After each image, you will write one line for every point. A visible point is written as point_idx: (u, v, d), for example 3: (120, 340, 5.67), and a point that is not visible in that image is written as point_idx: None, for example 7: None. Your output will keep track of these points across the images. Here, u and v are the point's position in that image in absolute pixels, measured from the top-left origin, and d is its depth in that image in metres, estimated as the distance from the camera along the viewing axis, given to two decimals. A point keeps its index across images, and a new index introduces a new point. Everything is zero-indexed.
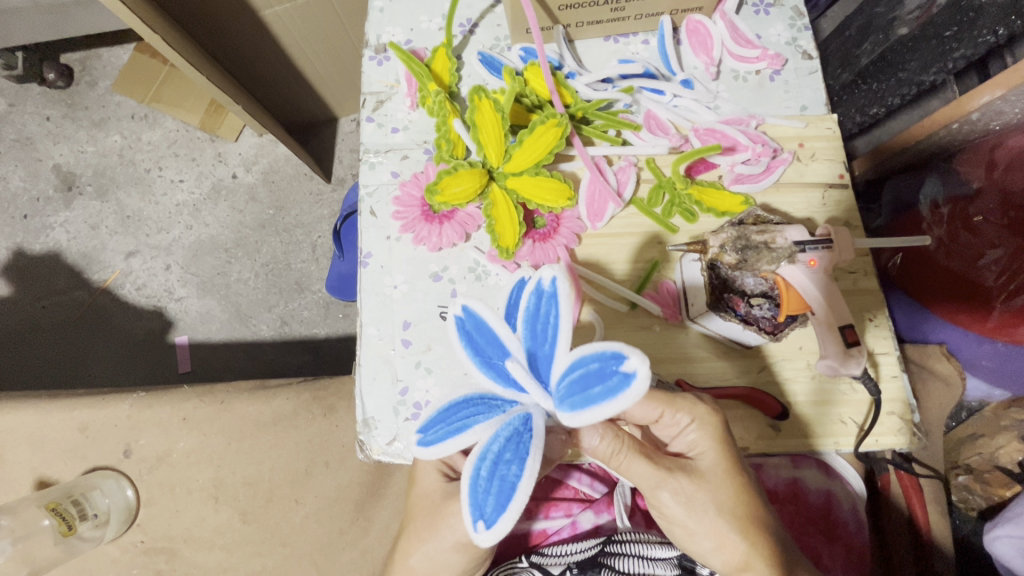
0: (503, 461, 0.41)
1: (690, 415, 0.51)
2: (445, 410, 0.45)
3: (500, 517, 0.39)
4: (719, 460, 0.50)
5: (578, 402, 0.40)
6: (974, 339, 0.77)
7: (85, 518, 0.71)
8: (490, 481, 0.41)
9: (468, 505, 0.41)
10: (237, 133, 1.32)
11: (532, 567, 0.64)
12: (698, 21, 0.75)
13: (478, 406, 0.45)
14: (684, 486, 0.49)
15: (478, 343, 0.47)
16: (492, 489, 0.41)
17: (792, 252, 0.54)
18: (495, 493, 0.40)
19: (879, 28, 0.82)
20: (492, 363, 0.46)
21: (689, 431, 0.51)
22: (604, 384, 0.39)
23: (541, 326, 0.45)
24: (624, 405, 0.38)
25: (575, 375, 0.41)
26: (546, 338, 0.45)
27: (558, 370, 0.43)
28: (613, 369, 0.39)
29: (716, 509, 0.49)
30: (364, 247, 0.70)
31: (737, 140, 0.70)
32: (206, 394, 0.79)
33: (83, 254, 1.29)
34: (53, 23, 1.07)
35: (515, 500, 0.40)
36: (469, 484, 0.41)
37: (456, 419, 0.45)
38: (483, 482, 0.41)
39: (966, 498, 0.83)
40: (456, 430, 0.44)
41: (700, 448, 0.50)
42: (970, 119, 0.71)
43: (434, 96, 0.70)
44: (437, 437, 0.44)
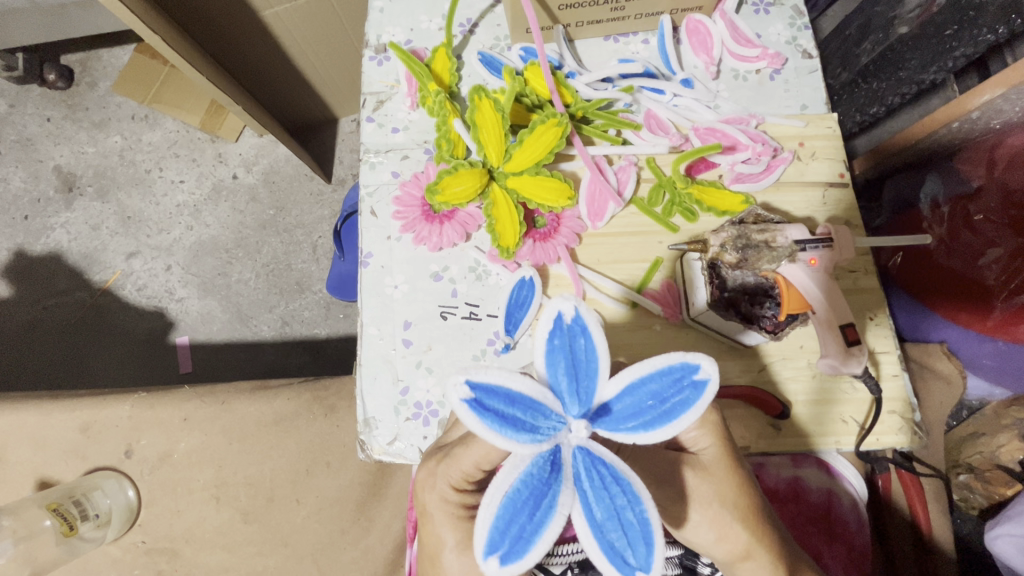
0: (620, 507, 0.35)
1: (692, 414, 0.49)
2: (512, 507, 0.34)
3: (654, 558, 0.34)
4: (722, 453, 0.50)
5: (656, 423, 0.36)
6: (975, 337, 0.77)
7: (87, 518, 0.71)
8: (623, 535, 0.35)
9: (612, 570, 0.34)
10: (237, 134, 1.32)
11: (535, 569, 0.62)
12: (698, 21, 0.75)
13: (548, 480, 0.34)
14: (687, 484, 0.48)
15: (501, 413, 0.35)
16: (628, 539, 0.35)
17: (792, 251, 0.54)
18: (632, 540, 0.35)
19: (879, 27, 0.82)
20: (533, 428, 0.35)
21: (690, 429, 0.50)
22: (676, 396, 0.36)
23: (573, 362, 0.36)
24: (706, 408, 0.36)
25: (641, 399, 0.37)
26: (580, 373, 0.37)
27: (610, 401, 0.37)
28: (682, 379, 0.36)
29: (719, 501, 0.48)
30: (364, 248, 0.70)
31: (737, 140, 0.70)
32: (206, 394, 0.79)
33: (83, 254, 1.30)
34: (53, 24, 1.07)
35: (658, 535, 0.35)
36: (599, 550, 0.34)
37: (534, 508, 0.34)
38: (615, 538, 0.35)
39: (966, 497, 0.86)
40: (548, 519, 0.34)
41: (702, 444, 0.50)
42: (970, 117, 0.72)
43: (434, 96, 0.70)
44: (528, 540, 0.34)
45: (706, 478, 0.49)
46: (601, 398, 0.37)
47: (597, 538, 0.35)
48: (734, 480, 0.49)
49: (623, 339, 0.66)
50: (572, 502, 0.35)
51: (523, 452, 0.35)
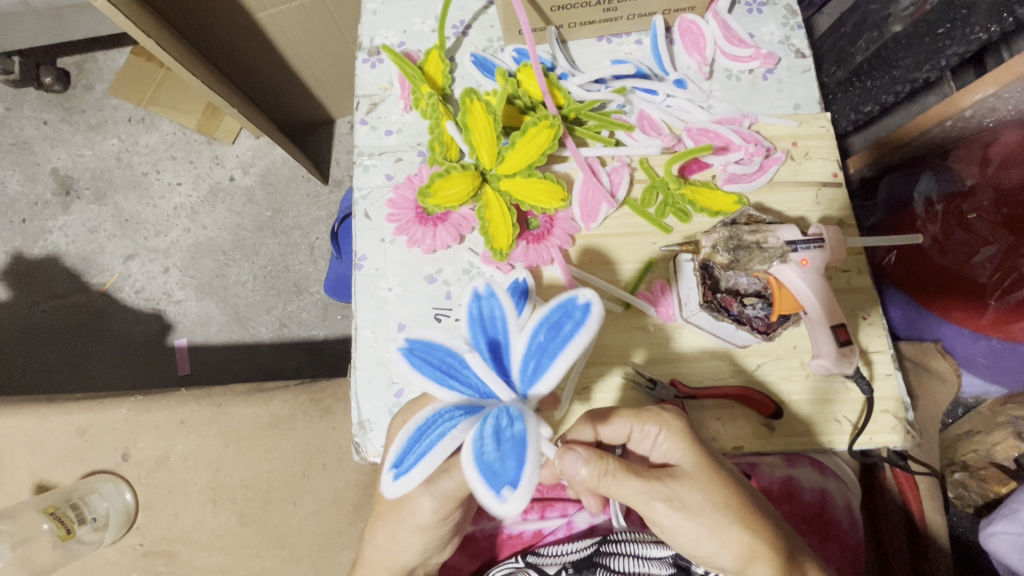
0: (503, 428, 0.41)
1: (658, 425, 0.52)
2: (420, 430, 0.42)
3: (523, 472, 0.39)
4: (700, 458, 0.50)
5: (554, 350, 0.44)
6: (969, 335, 0.77)
7: (85, 522, 0.72)
8: (498, 449, 0.40)
9: (483, 481, 0.39)
10: (234, 136, 1.32)
11: (528, 567, 0.66)
12: (691, 21, 0.75)
13: (453, 414, 0.43)
14: (675, 491, 0.48)
15: (426, 359, 0.46)
16: (501, 454, 0.40)
17: (784, 252, 0.55)
18: (509, 455, 0.40)
19: (874, 25, 0.81)
20: (453, 373, 0.46)
21: (662, 441, 0.52)
22: (569, 323, 0.44)
23: (491, 322, 0.47)
24: (595, 326, 0.43)
25: (538, 333, 0.45)
26: (497, 330, 0.47)
27: (519, 351, 0.45)
28: (567, 308, 0.45)
29: (712, 507, 0.48)
30: (358, 250, 0.71)
31: (730, 140, 0.70)
32: (203, 398, 0.80)
33: (82, 257, 1.30)
34: (48, 28, 1.08)
35: (530, 449, 0.40)
36: (477, 463, 0.40)
37: (435, 432, 0.42)
38: (492, 454, 0.40)
39: (961, 495, 0.84)
40: (439, 438, 0.41)
41: (675, 453, 0.51)
42: (963, 116, 0.72)
43: (427, 97, 0.69)
44: (418, 457, 0.41)
45: (699, 466, 0.50)
46: (513, 351, 0.46)
47: (478, 453, 0.40)
48: (720, 474, 0.50)
49: (615, 340, 0.67)
50: (465, 428, 0.41)
51: (444, 394, 0.46)
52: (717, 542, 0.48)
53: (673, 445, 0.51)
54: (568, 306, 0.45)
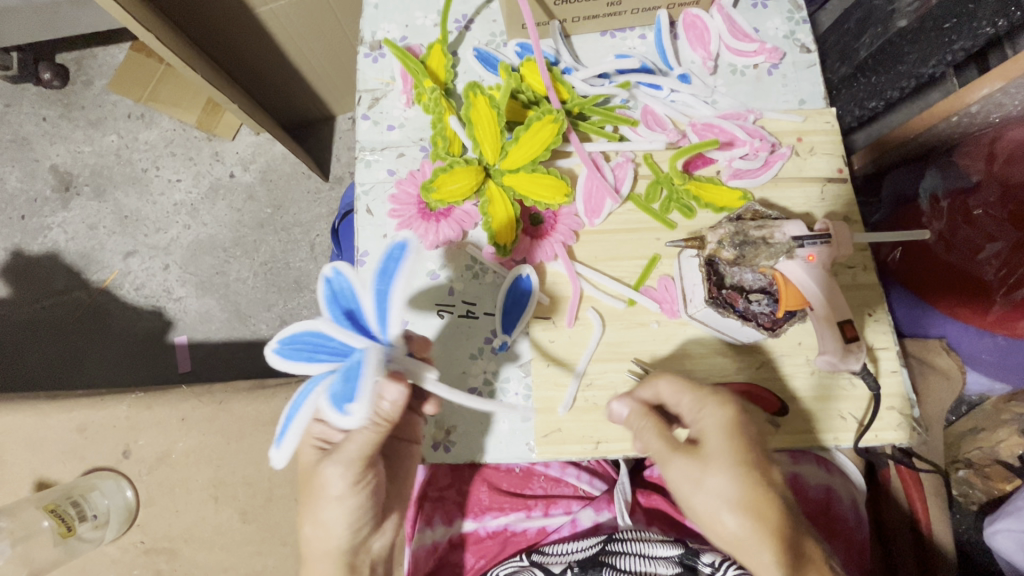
0: (349, 368, 0.43)
1: (708, 404, 0.53)
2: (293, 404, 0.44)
3: (363, 388, 0.41)
4: (723, 446, 0.50)
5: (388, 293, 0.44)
6: (974, 332, 0.76)
7: (85, 519, 0.72)
8: (346, 381, 0.42)
9: (331, 409, 0.41)
10: (234, 132, 1.32)
11: (533, 566, 0.66)
12: (695, 16, 0.75)
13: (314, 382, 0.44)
14: (683, 466, 0.51)
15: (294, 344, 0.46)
16: (349, 385, 0.42)
17: (791, 247, 0.55)
18: (353, 381, 0.42)
19: (879, 20, 0.81)
20: (318, 348, 0.45)
21: (703, 419, 0.52)
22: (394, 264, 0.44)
23: (343, 292, 0.47)
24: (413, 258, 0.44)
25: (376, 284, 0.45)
26: (348, 295, 0.46)
27: (367, 309, 0.45)
28: (391, 254, 0.45)
29: (708, 490, 0.50)
30: (359, 246, 0.70)
31: (735, 135, 0.70)
32: (204, 394, 0.79)
33: (81, 254, 1.29)
34: (46, 23, 1.07)
35: (369, 371, 0.42)
36: (330, 401, 0.42)
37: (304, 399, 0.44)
38: (342, 387, 0.42)
39: (966, 493, 0.84)
40: (301, 402, 0.43)
41: (709, 437, 0.51)
42: (969, 111, 0.72)
43: (429, 92, 0.69)
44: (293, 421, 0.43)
45: (726, 452, 0.50)
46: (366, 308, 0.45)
47: (330, 394, 0.42)
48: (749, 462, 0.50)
49: (619, 338, 0.66)
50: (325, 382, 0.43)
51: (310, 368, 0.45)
52: (726, 525, 0.50)
53: (713, 429, 0.51)
54: (392, 252, 0.45)
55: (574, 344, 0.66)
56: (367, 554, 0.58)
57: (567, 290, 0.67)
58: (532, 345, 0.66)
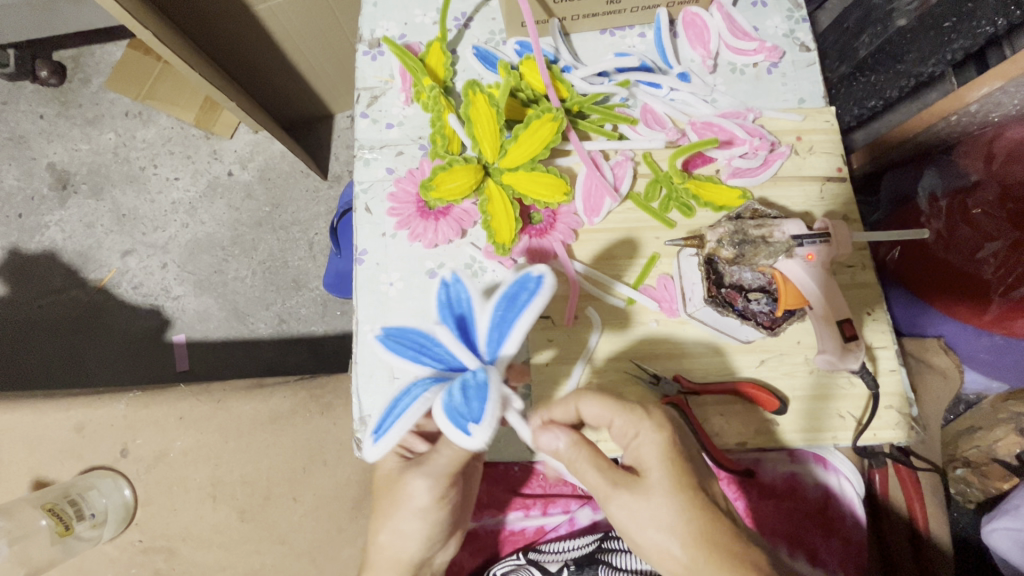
0: (471, 383, 0.43)
1: (638, 428, 0.50)
2: (399, 398, 0.45)
3: (487, 409, 0.41)
4: (666, 473, 0.48)
5: (512, 318, 0.46)
6: (972, 331, 0.77)
7: (83, 518, 0.72)
8: (464, 396, 0.42)
9: (448, 422, 0.41)
10: (232, 130, 1.31)
11: (530, 564, 0.67)
12: (695, 14, 0.74)
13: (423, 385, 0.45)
14: (627, 500, 0.48)
15: (399, 340, 0.50)
16: (466, 400, 0.42)
17: (790, 246, 0.55)
18: (474, 398, 0.42)
19: (877, 20, 0.80)
20: (426, 349, 0.49)
21: (638, 443, 0.50)
22: (523, 291, 0.46)
23: (457, 305, 0.49)
24: (548, 292, 0.45)
25: (499, 309, 0.47)
26: (464, 310, 0.49)
27: (483, 328, 0.47)
28: (522, 282, 0.46)
29: (657, 526, 0.46)
30: (358, 245, 0.70)
31: (735, 134, 0.69)
32: (201, 393, 0.79)
33: (79, 252, 1.29)
34: (43, 19, 1.06)
35: (494, 393, 0.42)
36: (446, 410, 0.42)
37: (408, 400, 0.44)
38: (459, 401, 0.42)
39: (964, 492, 0.85)
40: (410, 404, 0.43)
41: (648, 462, 0.49)
42: (969, 110, 0.73)
43: (428, 91, 0.69)
44: (393, 420, 0.43)
45: (669, 478, 0.48)
46: (480, 325, 0.47)
47: (447, 403, 0.42)
48: (694, 487, 0.48)
49: (618, 337, 0.66)
50: (437, 389, 0.44)
51: (415, 367, 0.49)
52: (677, 559, 0.46)
53: (652, 451, 0.49)
54: (522, 280, 0.46)
55: (573, 342, 0.66)
56: (430, 565, 0.60)
57: (566, 289, 0.67)
58: (531, 343, 0.66)
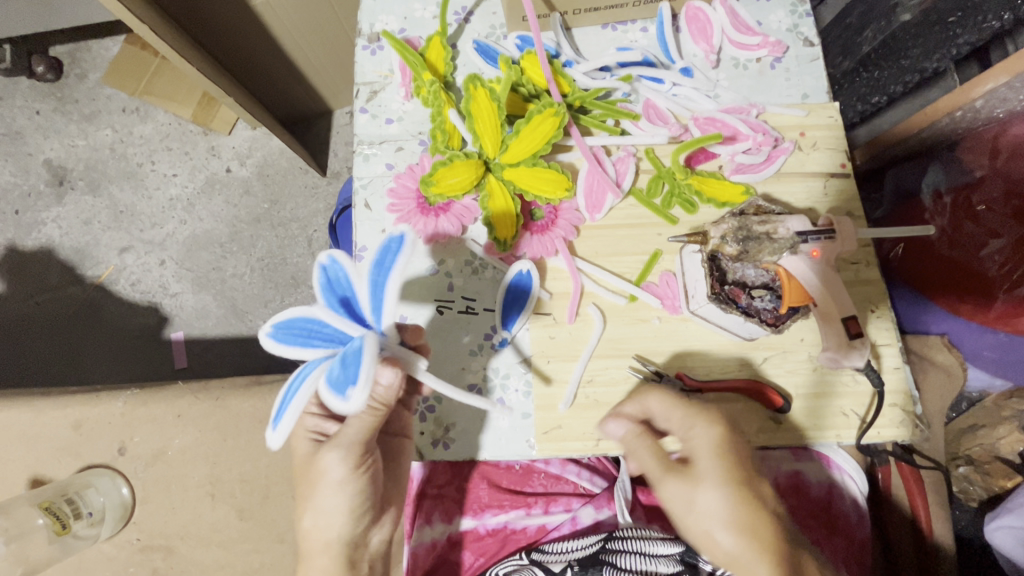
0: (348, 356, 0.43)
1: (697, 423, 0.54)
2: (289, 386, 0.45)
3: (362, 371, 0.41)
4: (718, 467, 0.52)
5: (382, 279, 0.46)
6: (977, 329, 0.76)
7: (80, 516, 0.71)
8: (344, 367, 0.42)
9: (331, 395, 0.41)
10: (230, 126, 1.30)
11: (533, 564, 0.65)
12: (698, 9, 0.74)
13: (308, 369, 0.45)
14: (678, 487, 0.52)
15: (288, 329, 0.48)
16: (344, 372, 0.42)
17: (794, 243, 0.55)
18: (351, 366, 0.42)
19: (880, 14, 0.80)
20: (312, 335, 0.47)
21: (694, 436, 0.54)
22: (390, 254, 0.46)
23: (336, 282, 0.48)
24: (411, 244, 0.46)
25: (373, 274, 0.47)
26: (344, 284, 0.48)
27: (362, 299, 0.46)
28: (387, 245, 0.46)
29: (705, 513, 0.51)
30: (358, 241, 0.69)
31: (738, 129, 0.69)
32: (199, 391, 0.78)
33: (76, 249, 1.28)
34: (38, 14, 1.05)
35: (367, 356, 0.42)
36: (330, 386, 0.42)
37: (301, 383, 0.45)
38: (339, 373, 0.42)
39: (966, 489, 0.83)
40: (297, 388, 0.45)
41: (700, 454, 0.53)
42: (973, 106, 0.71)
43: (429, 85, 0.68)
44: (287, 406, 0.44)
45: (719, 471, 0.52)
46: (360, 298, 0.47)
47: (328, 377, 0.43)
48: (741, 479, 0.52)
49: (620, 334, 0.65)
50: (322, 367, 0.44)
51: (308, 353, 0.47)
52: (719, 545, 0.51)
53: (706, 445, 0.53)
54: (390, 243, 0.46)
55: (574, 339, 0.65)
56: (366, 550, 0.59)
57: (568, 286, 0.66)
58: (532, 341, 0.65)
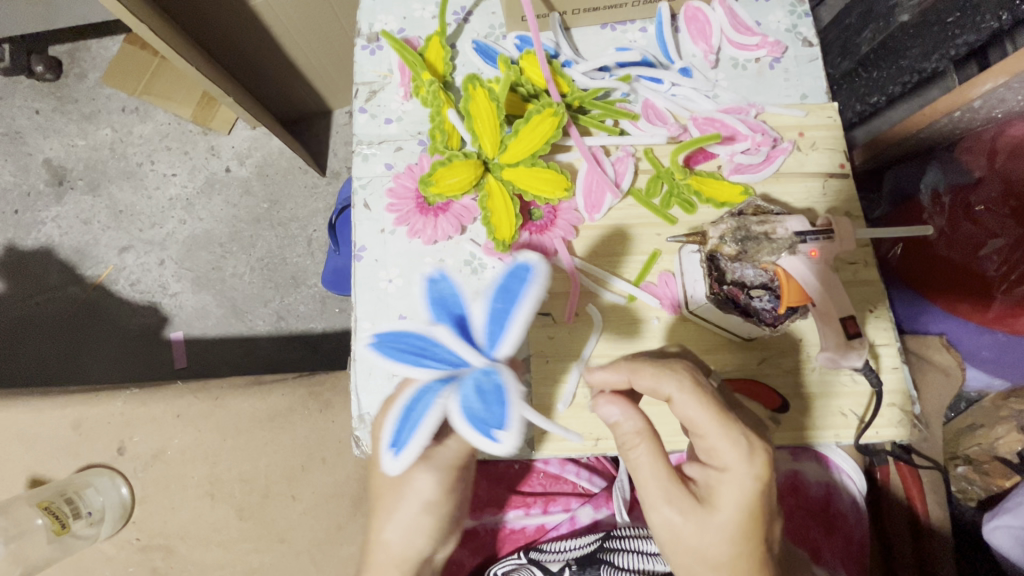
0: (488, 390, 0.41)
1: (731, 462, 0.47)
2: (407, 411, 0.41)
3: (510, 412, 0.40)
4: (737, 519, 0.47)
5: (510, 306, 0.42)
6: (974, 328, 0.77)
7: (80, 516, 0.71)
8: (485, 402, 0.40)
9: (474, 433, 0.39)
10: (229, 126, 1.30)
11: (531, 563, 0.66)
12: (697, 9, 0.74)
13: (428, 392, 0.42)
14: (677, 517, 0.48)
15: (391, 344, 0.44)
16: (487, 406, 0.40)
17: (792, 243, 0.55)
18: (494, 403, 0.41)
19: (879, 15, 0.80)
20: (424, 353, 0.43)
21: (723, 471, 0.47)
22: (519, 280, 0.42)
23: (447, 297, 0.44)
24: (546, 275, 0.42)
25: (495, 297, 0.43)
26: (456, 302, 0.44)
27: (480, 322, 0.43)
28: (516, 272, 0.43)
29: (697, 554, 0.48)
30: (357, 241, 0.69)
31: (737, 130, 0.69)
32: (199, 391, 0.79)
33: (75, 249, 1.28)
34: (37, 13, 1.05)
35: (513, 394, 0.41)
36: (470, 420, 0.40)
37: (421, 409, 0.41)
38: (480, 408, 0.40)
39: (965, 489, 0.82)
40: (420, 415, 0.41)
41: (723, 501, 0.47)
42: (972, 106, 0.72)
43: (428, 85, 0.68)
44: (409, 433, 0.41)
45: (731, 522, 0.47)
46: (476, 318, 0.43)
47: (467, 411, 0.40)
48: (756, 534, 0.47)
49: (619, 333, 0.65)
50: (448, 394, 0.41)
51: (420, 374, 0.43)
52: None
53: (735, 496, 0.47)
54: (516, 269, 0.43)
55: (572, 337, 0.65)
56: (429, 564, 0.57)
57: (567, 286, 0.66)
58: (531, 340, 0.65)
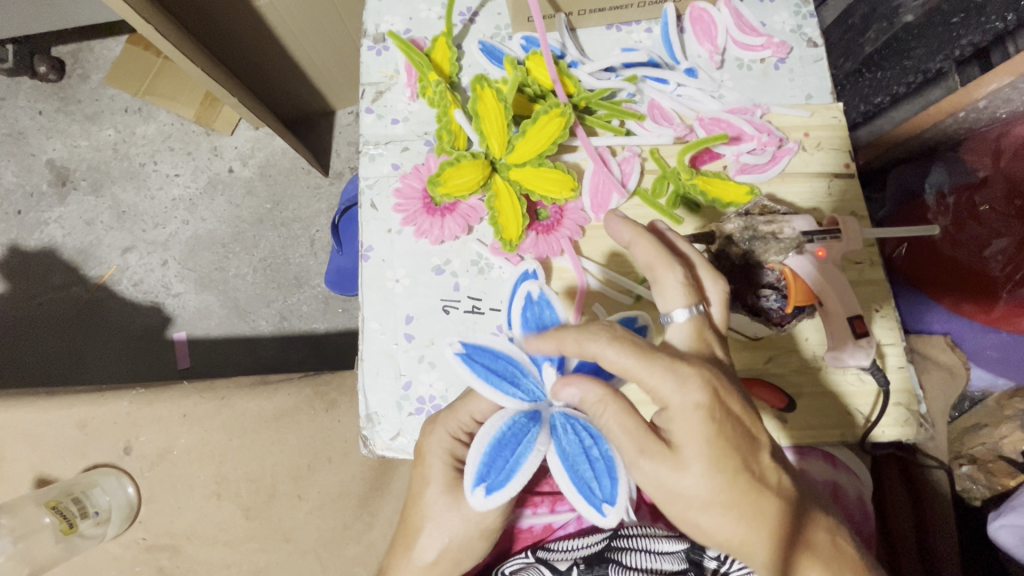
0: (592, 458, 0.55)
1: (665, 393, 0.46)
2: (506, 446, 0.54)
3: (616, 488, 0.54)
4: (704, 447, 0.45)
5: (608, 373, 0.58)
6: (979, 327, 0.76)
7: (86, 516, 0.71)
8: (590, 469, 0.54)
9: (581, 493, 0.53)
10: (232, 127, 1.31)
11: (538, 563, 0.65)
12: (703, 9, 0.74)
13: (523, 430, 0.55)
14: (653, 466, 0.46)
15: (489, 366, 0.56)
16: (594, 473, 0.54)
17: (799, 242, 0.57)
18: (597, 471, 0.54)
19: (884, 15, 0.81)
20: (519, 384, 0.57)
21: (669, 403, 0.46)
22: None
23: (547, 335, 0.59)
24: None
25: None
26: None
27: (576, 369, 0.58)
28: None
29: (691, 495, 0.45)
30: (365, 241, 0.70)
31: (743, 130, 0.69)
32: (205, 390, 0.78)
33: (79, 249, 1.28)
34: (40, 14, 1.05)
35: (617, 468, 0.55)
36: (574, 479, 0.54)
37: (522, 449, 0.54)
38: (587, 472, 0.54)
39: (969, 488, 0.82)
40: (523, 458, 0.53)
41: (683, 438, 0.45)
42: (976, 107, 0.73)
43: (434, 86, 0.69)
44: (508, 476, 0.52)
45: (702, 450, 0.45)
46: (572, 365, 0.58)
47: (575, 471, 0.54)
48: (732, 462, 0.45)
49: None
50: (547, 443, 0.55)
51: (510, 402, 0.56)
52: (709, 529, 0.47)
53: (690, 428, 0.45)
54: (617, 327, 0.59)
55: None
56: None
57: (573, 286, 0.67)
58: None
